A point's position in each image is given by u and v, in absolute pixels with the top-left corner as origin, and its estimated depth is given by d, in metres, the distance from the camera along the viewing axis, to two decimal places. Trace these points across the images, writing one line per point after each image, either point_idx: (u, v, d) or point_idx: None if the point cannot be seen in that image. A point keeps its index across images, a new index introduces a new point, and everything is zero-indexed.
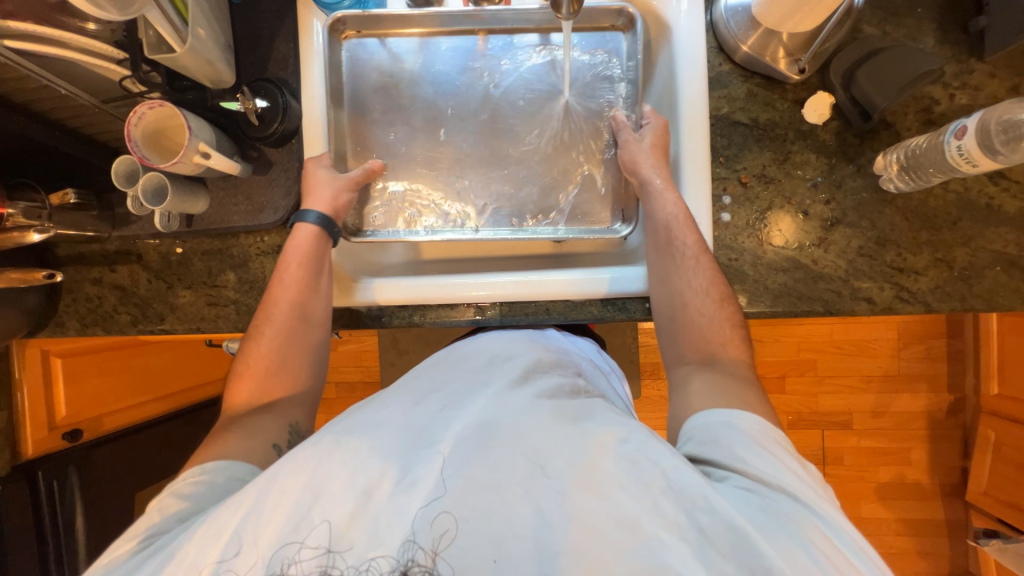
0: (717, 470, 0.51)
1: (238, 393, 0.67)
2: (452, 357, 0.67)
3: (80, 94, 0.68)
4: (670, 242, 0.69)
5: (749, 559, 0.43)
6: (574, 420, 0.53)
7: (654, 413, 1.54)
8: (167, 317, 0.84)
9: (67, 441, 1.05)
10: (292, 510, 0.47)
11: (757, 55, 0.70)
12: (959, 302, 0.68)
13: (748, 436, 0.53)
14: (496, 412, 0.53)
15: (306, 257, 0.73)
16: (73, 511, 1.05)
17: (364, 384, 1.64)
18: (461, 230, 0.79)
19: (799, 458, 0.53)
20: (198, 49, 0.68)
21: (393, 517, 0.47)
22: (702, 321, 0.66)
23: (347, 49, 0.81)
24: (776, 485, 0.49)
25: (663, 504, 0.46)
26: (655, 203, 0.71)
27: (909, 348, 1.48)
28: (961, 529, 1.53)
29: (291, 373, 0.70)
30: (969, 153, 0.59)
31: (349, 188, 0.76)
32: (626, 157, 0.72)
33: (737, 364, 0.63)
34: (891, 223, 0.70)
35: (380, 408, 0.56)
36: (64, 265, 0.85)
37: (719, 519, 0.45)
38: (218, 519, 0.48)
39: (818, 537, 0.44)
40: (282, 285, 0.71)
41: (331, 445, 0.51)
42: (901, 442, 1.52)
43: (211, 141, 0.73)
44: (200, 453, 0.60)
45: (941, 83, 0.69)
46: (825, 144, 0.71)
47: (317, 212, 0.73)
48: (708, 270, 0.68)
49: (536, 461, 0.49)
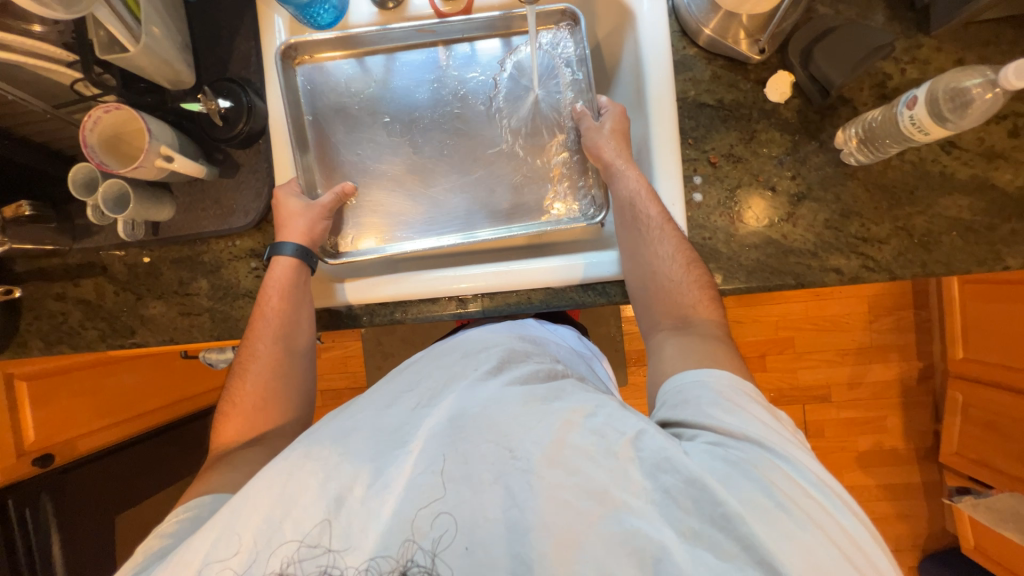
0: (687, 430, 0.51)
1: (226, 432, 0.66)
2: (431, 356, 0.65)
3: (30, 99, 0.65)
4: (636, 216, 0.69)
5: (711, 509, 0.44)
6: (544, 403, 0.52)
7: (642, 399, 1.56)
8: (138, 330, 0.82)
9: (39, 466, 1.00)
10: (262, 526, 0.47)
11: (719, 37, 0.72)
12: (920, 267, 0.71)
13: (716, 393, 0.53)
14: (464, 403, 0.53)
15: (285, 291, 0.71)
16: (49, 539, 1.01)
17: (350, 390, 1.62)
18: (437, 241, 0.77)
19: (769, 407, 0.54)
20: (154, 49, 0.66)
21: (366, 520, 0.47)
22: (672, 285, 0.66)
23: (301, 75, 0.79)
24: (742, 435, 0.49)
25: (631, 470, 0.47)
26: (619, 182, 0.71)
27: (879, 320, 1.54)
28: (937, 490, 1.59)
29: (278, 405, 0.68)
30: (921, 122, 0.61)
31: (325, 215, 0.74)
32: (590, 147, 0.73)
33: (707, 323, 0.63)
34: (853, 195, 0.72)
35: (354, 414, 0.56)
36: (23, 282, 0.81)
37: (682, 477, 0.46)
38: (189, 550, 0.48)
39: (779, 479, 0.46)
40: (265, 319, 0.70)
41: (302, 455, 0.50)
42: (877, 410, 1.58)
43: (173, 143, 0.70)
44: (191, 490, 0.60)
45: (892, 59, 0.72)
46: (788, 122, 0.74)
47: (293, 243, 0.71)
48: (674, 237, 0.67)
49: (505, 445, 0.49)
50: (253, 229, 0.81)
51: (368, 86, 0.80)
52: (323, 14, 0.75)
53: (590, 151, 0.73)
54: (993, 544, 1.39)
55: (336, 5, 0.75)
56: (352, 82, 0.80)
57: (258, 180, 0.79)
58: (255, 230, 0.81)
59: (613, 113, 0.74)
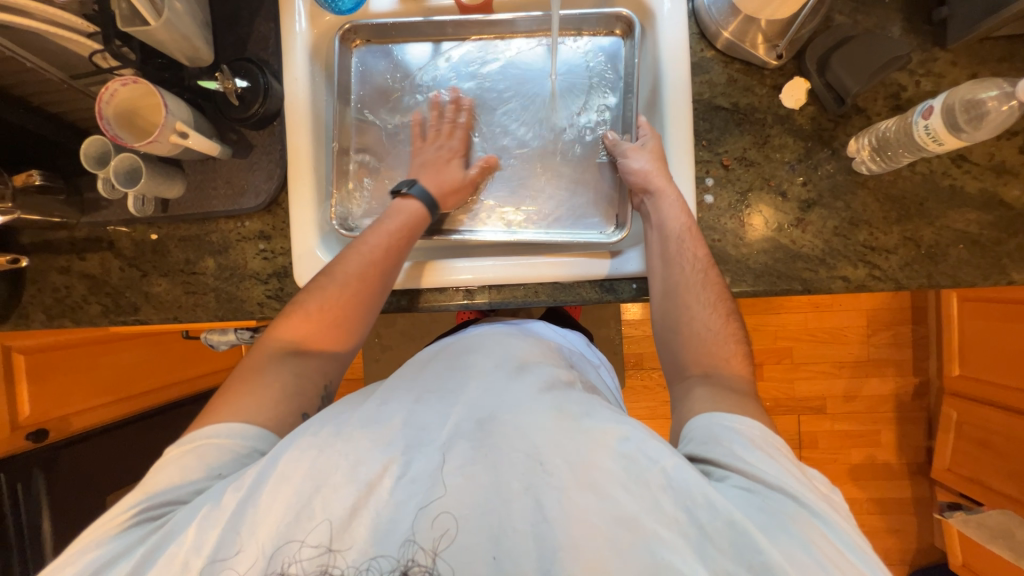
0: (717, 470, 0.51)
1: (292, 329, 0.66)
2: (448, 357, 0.66)
3: (48, 68, 0.65)
4: (678, 253, 0.69)
5: (747, 552, 0.43)
6: (577, 420, 0.52)
7: (638, 403, 1.56)
8: (142, 307, 0.81)
9: (32, 441, 1.00)
10: (292, 500, 0.47)
11: (737, 40, 0.73)
12: (926, 279, 0.72)
13: (746, 437, 0.53)
14: (495, 409, 0.54)
15: (400, 231, 0.72)
16: (39, 515, 1.00)
17: (346, 382, 1.61)
18: (502, 230, 0.80)
19: (799, 464, 0.53)
20: (175, 24, 0.65)
21: (395, 512, 0.48)
22: (707, 334, 0.65)
23: (357, 57, 0.82)
24: (778, 486, 0.49)
25: (663, 501, 0.46)
26: (666, 211, 0.70)
27: (878, 335, 1.55)
28: (927, 506, 1.60)
29: (344, 332, 0.68)
30: (936, 132, 0.62)
31: (467, 184, 0.79)
32: (638, 172, 0.72)
33: (737, 378, 0.62)
34: (863, 204, 0.73)
35: (380, 405, 0.56)
36: (28, 253, 0.81)
37: (717, 516, 0.45)
38: (219, 504, 0.47)
39: (818, 537, 0.45)
40: (366, 245, 0.70)
41: (332, 436, 0.51)
42: (871, 424, 1.59)
43: (189, 120, 0.70)
44: (222, 404, 0.58)
45: (908, 71, 0.73)
46: (801, 128, 0.74)
47: (424, 188, 0.75)
48: (716, 283, 0.68)
49: (536, 458, 0.49)
50: (264, 211, 0.81)
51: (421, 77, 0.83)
52: None
53: (636, 175, 0.72)
54: (983, 562, 1.40)
55: None
56: (405, 70, 0.83)
57: (271, 162, 0.79)
58: (265, 212, 0.81)
59: (653, 138, 0.73)
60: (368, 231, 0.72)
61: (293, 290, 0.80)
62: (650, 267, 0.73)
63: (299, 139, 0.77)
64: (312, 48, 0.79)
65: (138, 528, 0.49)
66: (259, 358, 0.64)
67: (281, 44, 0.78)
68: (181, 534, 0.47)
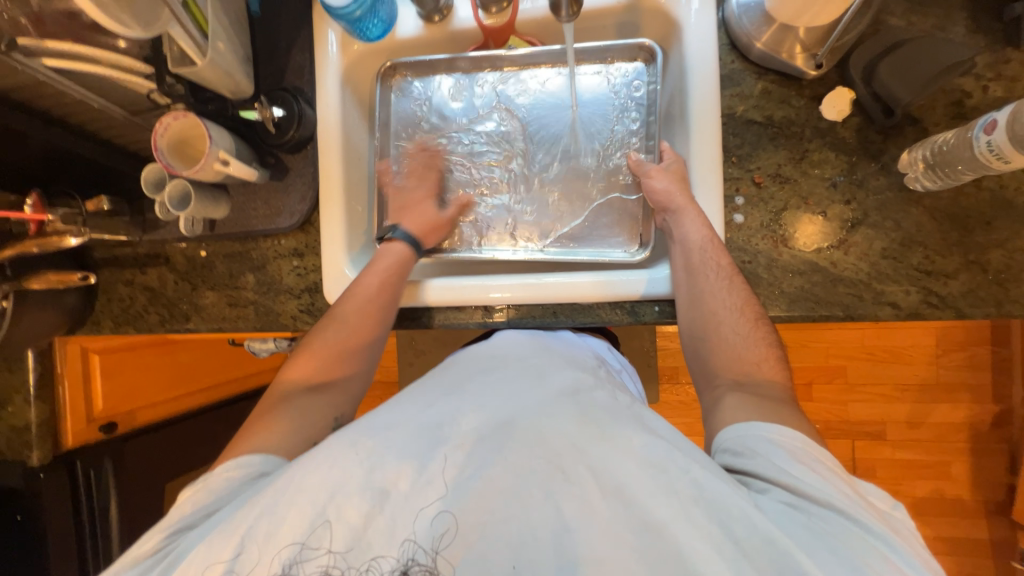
0: (756, 481, 0.49)
1: (298, 370, 0.70)
2: (466, 358, 0.66)
3: (113, 107, 0.73)
4: (702, 264, 0.67)
5: (789, 571, 0.41)
6: (601, 427, 0.51)
7: (673, 419, 1.48)
8: (192, 317, 0.88)
9: (104, 433, 1.11)
10: (307, 512, 0.47)
11: (773, 50, 0.68)
12: (994, 308, 0.64)
13: (786, 451, 0.51)
14: (515, 412, 0.52)
15: (390, 270, 0.75)
16: (108, 500, 1.10)
17: (383, 385, 1.63)
18: (503, 251, 0.82)
19: (849, 478, 0.50)
20: (218, 62, 0.71)
21: (408, 515, 0.47)
22: (734, 340, 0.63)
23: (396, 93, 0.86)
24: (822, 501, 0.46)
25: (694, 512, 0.44)
26: (687, 225, 0.69)
27: (949, 356, 1.40)
28: (1007, 551, 1.42)
29: (348, 363, 0.71)
30: (1000, 150, 0.55)
31: (446, 223, 0.82)
32: (663, 192, 0.70)
33: (771, 384, 0.60)
34: (917, 223, 0.66)
35: (394, 409, 0.55)
36: (100, 268, 0.90)
37: (755, 533, 0.43)
38: (232, 520, 0.48)
39: (875, 561, 0.42)
40: (364, 286, 0.74)
41: (346, 445, 0.50)
42: (939, 455, 1.43)
43: (231, 148, 0.75)
44: (244, 440, 0.61)
45: (973, 75, 0.65)
46: (846, 142, 0.68)
47: (406, 229, 0.79)
48: (742, 290, 0.65)
49: (557, 463, 0.48)
50: (299, 229, 0.85)
51: (446, 109, 0.86)
52: (372, 27, 0.78)
53: (659, 195, 0.71)
54: None
55: (385, 18, 0.78)
56: (434, 102, 0.86)
57: (304, 184, 0.83)
58: (299, 230, 0.85)
59: (676, 160, 0.73)
60: (362, 274, 0.75)
61: (323, 305, 0.84)
62: (674, 284, 0.70)
63: (329, 161, 0.81)
64: (343, 75, 0.83)
65: (150, 559, 0.51)
66: (274, 397, 0.67)
67: (315, 69, 0.82)
68: (199, 543, 0.49)
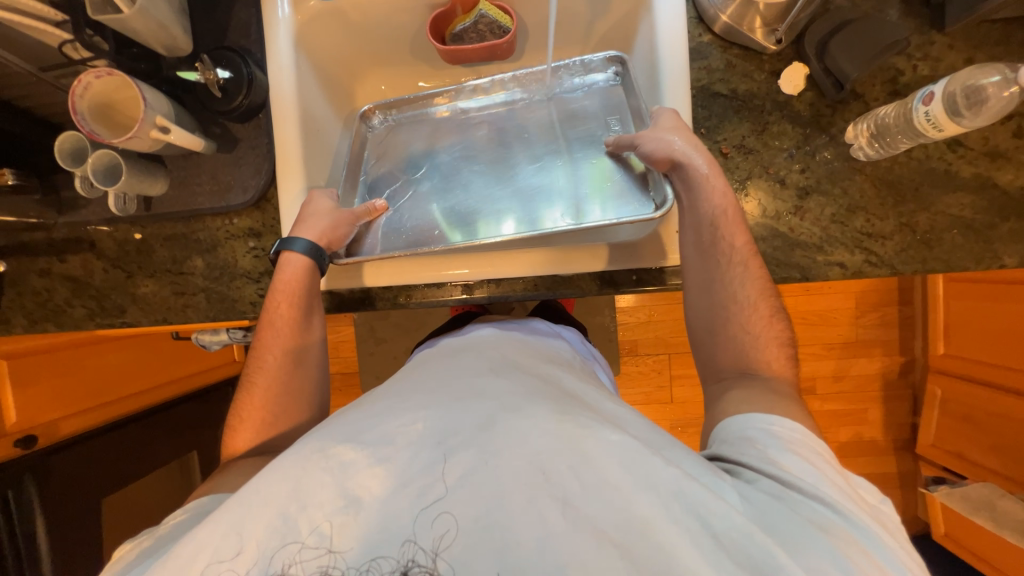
0: (745, 472, 0.51)
1: (237, 440, 0.65)
2: (435, 363, 0.65)
3: (14, 60, 0.63)
4: (715, 246, 0.66)
5: (765, 565, 0.41)
6: (578, 422, 0.49)
7: (634, 388, 1.56)
8: (130, 309, 0.78)
9: (21, 449, 0.96)
10: (274, 523, 0.44)
11: (735, 24, 0.72)
12: (921, 264, 0.72)
13: (782, 441, 0.52)
14: (495, 411, 0.50)
15: (294, 298, 0.68)
16: (34, 522, 0.96)
17: (341, 375, 1.56)
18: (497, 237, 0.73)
19: (844, 471, 0.51)
20: (150, 11, 0.62)
21: (382, 522, 0.44)
22: (747, 339, 0.65)
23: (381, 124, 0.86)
24: (811, 494, 0.47)
25: (675, 509, 0.44)
26: (701, 193, 0.66)
27: (866, 316, 1.58)
28: (911, 481, 1.65)
29: (289, 416, 0.66)
30: (936, 118, 0.62)
31: (349, 220, 0.72)
32: (660, 150, 0.66)
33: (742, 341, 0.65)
34: (860, 190, 0.73)
35: (369, 414, 0.53)
36: (5, 255, 0.77)
37: (733, 527, 0.43)
38: (199, 538, 0.45)
39: (852, 552, 0.42)
40: (273, 329, 0.68)
41: (314, 452, 0.48)
42: (859, 403, 1.63)
43: (171, 115, 0.67)
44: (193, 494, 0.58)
45: (905, 55, 0.73)
46: (800, 115, 0.74)
47: (305, 240, 0.68)
48: (757, 279, 0.67)
49: (540, 467, 0.45)
50: (252, 207, 0.78)
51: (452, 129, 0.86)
52: None
53: (658, 155, 0.66)
54: (961, 531, 1.44)
55: None
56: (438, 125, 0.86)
57: (258, 156, 0.76)
58: (254, 208, 0.78)
59: (668, 115, 0.69)
60: (272, 316, 0.68)
61: None
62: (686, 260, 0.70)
63: (286, 134, 0.74)
64: (298, 37, 0.76)
65: None
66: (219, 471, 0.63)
67: (263, 27, 0.75)
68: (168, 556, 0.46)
